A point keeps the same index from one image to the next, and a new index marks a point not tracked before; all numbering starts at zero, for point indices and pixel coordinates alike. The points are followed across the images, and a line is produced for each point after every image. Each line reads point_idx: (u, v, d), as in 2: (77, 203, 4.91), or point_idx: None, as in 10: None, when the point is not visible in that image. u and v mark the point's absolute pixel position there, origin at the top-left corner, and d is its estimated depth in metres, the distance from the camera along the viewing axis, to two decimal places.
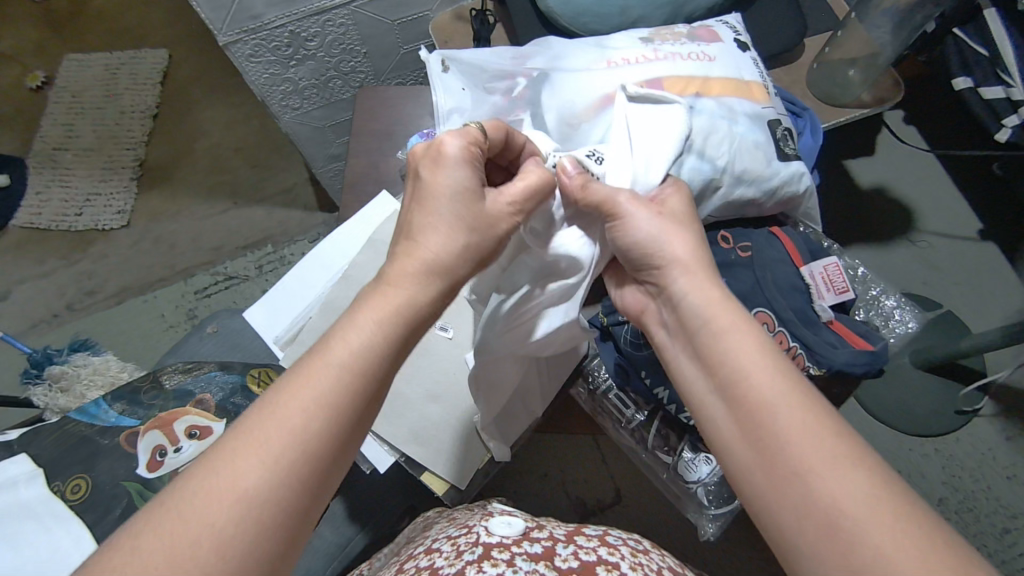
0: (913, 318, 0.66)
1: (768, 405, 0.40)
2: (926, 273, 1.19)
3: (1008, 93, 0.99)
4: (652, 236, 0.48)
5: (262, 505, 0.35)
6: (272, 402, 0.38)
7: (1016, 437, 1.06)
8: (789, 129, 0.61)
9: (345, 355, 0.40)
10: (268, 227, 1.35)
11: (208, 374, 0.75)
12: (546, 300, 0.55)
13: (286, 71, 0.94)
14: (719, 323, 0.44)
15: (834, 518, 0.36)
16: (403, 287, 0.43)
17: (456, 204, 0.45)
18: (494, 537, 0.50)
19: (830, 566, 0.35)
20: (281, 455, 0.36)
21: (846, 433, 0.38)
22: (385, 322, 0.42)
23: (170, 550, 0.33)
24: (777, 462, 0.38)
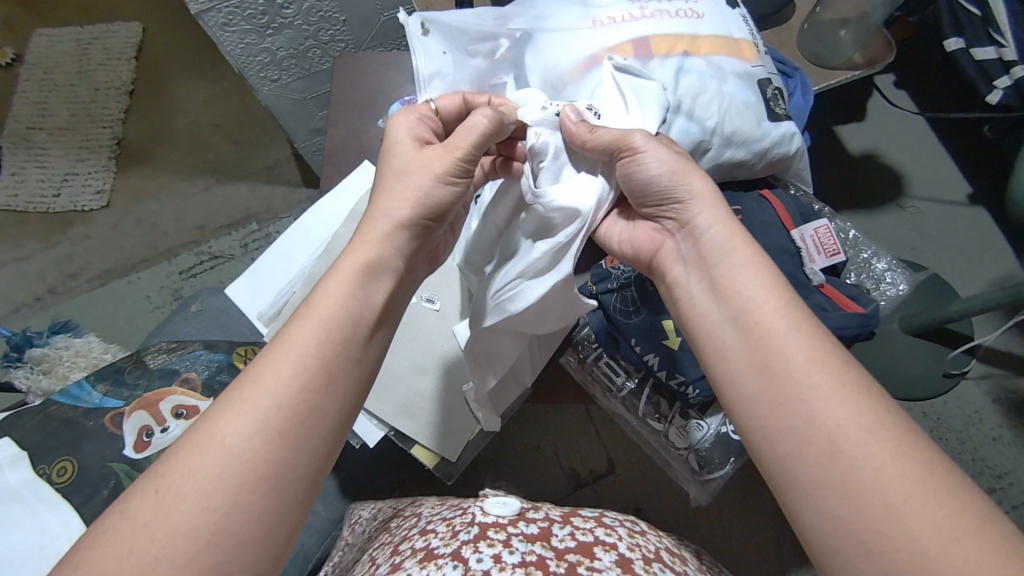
0: (903, 280, 0.67)
1: (779, 334, 0.40)
2: (916, 238, 1.19)
3: (1000, 53, 0.98)
4: (675, 169, 0.48)
5: (243, 458, 0.37)
6: (252, 371, 0.41)
7: (1001, 398, 1.07)
8: (779, 89, 0.60)
9: (319, 316, 0.43)
10: (251, 205, 1.32)
11: (193, 353, 0.75)
12: (536, 262, 0.52)
13: (262, 41, 0.91)
14: (738, 257, 0.44)
15: (836, 442, 0.35)
16: (372, 246, 0.48)
17: (397, 160, 0.52)
18: (489, 516, 0.50)
19: (828, 489, 0.35)
20: (262, 410, 0.38)
21: (852, 364, 0.38)
22: (351, 283, 0.46)
23: (158, 505, 0.35)
24: (783, 387, 0.38)
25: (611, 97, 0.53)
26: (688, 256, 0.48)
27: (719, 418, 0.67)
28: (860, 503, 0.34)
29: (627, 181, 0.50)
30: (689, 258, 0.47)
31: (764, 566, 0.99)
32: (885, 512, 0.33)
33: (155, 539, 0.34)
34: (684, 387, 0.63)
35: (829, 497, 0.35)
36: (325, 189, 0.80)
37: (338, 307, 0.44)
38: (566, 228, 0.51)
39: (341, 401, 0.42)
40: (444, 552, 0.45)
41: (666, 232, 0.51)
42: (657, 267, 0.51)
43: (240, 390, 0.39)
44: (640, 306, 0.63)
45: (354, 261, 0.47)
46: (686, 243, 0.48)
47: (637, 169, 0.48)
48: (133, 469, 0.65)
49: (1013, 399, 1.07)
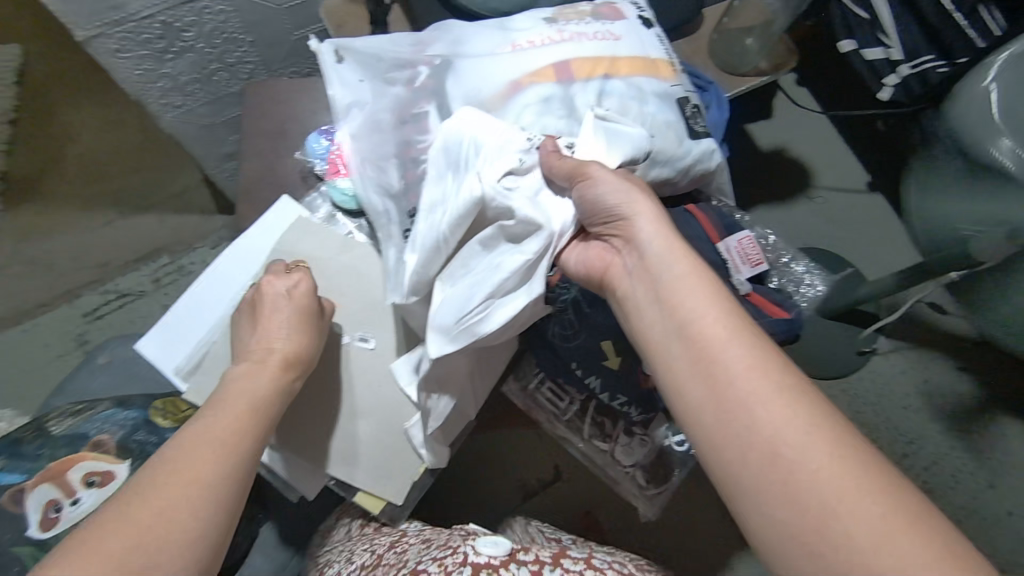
0: (820, 280, 0.70)
1: (722, 343, 0.39)
2: (824, 227, 1.26)
3: (887, 54, 1.05)
4: (618, 184, 0.46)
5: (223, 484, 0.45)
6: (208, 421, 0.49)
7: (909, 369, 1.15)
8: (697, 107, 0.61)
9: (246, 394, 0.53)
10: (161, 237, 1.25)
11: (105, 413, 0.68)
12: (504, 277, 0.50)
13: (162, 66, 0.85)
14: (683, 268, 0.43)
15: (776, 448, 0.36)
16: (274, 349, 0.59)
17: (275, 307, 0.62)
18: (482, 557, 0.49)
19: (773, 494, 0.35)
20: (229, 448, 0.47)
21: (791, 367, 0.39)
22: (273, 368, 0.58)
23: (159, 515, 0.40)
24: (727, 396, 0.38)
25: (591, 140, 0.51)
26: (635, 270, 0.45)
27: (663, 430, 0.69)
28: (801, 505, 0.34)
29: (576, 197, 0.48)
30: (633, 272, 0.45)
31: (706, 554, 1.03)
32: (824, 513, 0.34)
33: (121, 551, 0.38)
34: (625, 408, 0.66)
35: (772, 501, 0.35)
36: (242, 226, 0.75)
37: (261, 390, 0.55)
38: (535, 243, 0.49)
39: None
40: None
41: (614, 250, 0.48)
42: (606, 285, 0.48)
43: (188, 437, 0.47)
44: (579, 330, 0.62)
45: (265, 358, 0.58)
46: (631, 258, 0.46)
47: (584, 187, 0.47)
48: (40, 550, 0.59)
49: (918, 369, 1.15)
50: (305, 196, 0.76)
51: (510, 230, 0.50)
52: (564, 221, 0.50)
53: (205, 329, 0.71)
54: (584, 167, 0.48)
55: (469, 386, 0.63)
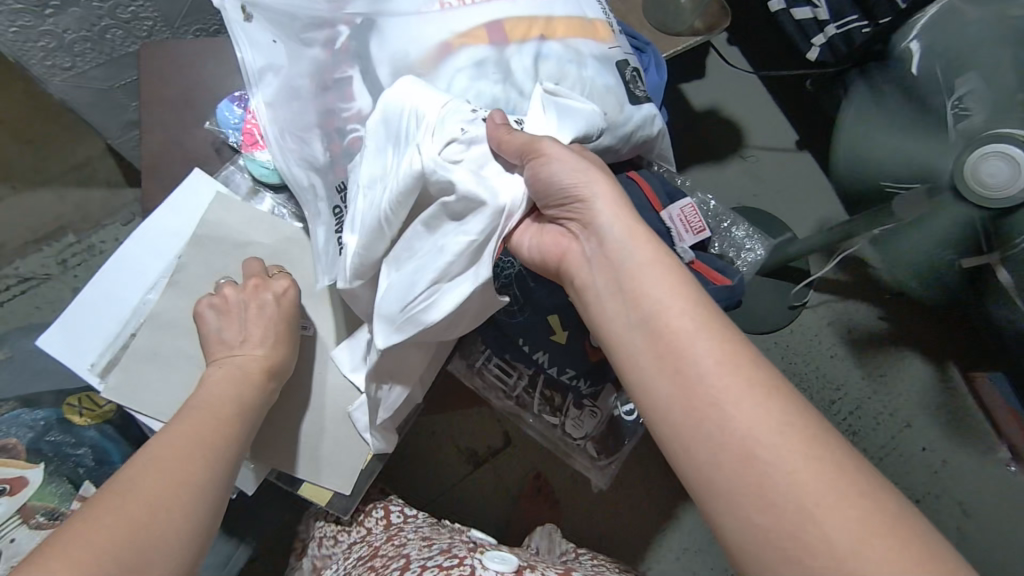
0: (761, 245, 0.70)
1: (688, 337, 0.39)
2: (754, 185, 1.29)
3: (815, 13, 1.07)
4: (576, 166, 0.45)
5: (208, 486, 0.46)
6: (185, 427, 0.50)
7: (836, 321, 1.20)
8: (637, 70, 0.59)
9: (219, 393, 0.55)
10: (63, 213, 1.13)
11: (9, 414, 0.62)
12: (448, 260, 0.48)
13: (42, 23, 0.76)
14: (645, 255, 0.42)
15: (749, 449, 0.35)
16: (254, 356, 0.60)
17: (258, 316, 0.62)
18: (490, 571, 0.50)
19: (746, 498, 0.35)
20: (212, 453, 0.48)
21: (762, 363, 0.38)
22: (252, 355, 0.60)
23: (149, 515, 0.41)
24: (696, 393, 0.38)
25: (540, 118, 0.48)
26: (595, 257, 0.44)
27: (613, 400, 0.68)
28: (777, 512, 0.34)
29: (528, 180, 0.46)
30: (594, 259, 0.44)
31: (654, 511, 1.05)
32: (799, 517, 0.34)
33: (122, 529, 0.40)
34: (574, 381, 0.64)
35: (747, 507, 0.35)
36: (149, 206, 0.69)
37: (239, 390, 0.57)
38: (479, 222, 0.46)
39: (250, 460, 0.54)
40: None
41: (571, 234, 0.47)
42: (565, 271, 0.47)
43: (174, 435, 0.48)
44: (523, 306, 0.60)
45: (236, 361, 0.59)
46: (591, 244, 0.45)
47: (539, 172, 0.45)
48: None
49: (846, 320, 1.20)
50: (221, 169, 0.70)
51: (452, 208, 0.47)
52: (513, 198, 0.47)
53: (119, 321, 0.65)
54: (535, 144, 0.45)
55: (421, 373, 0.63)
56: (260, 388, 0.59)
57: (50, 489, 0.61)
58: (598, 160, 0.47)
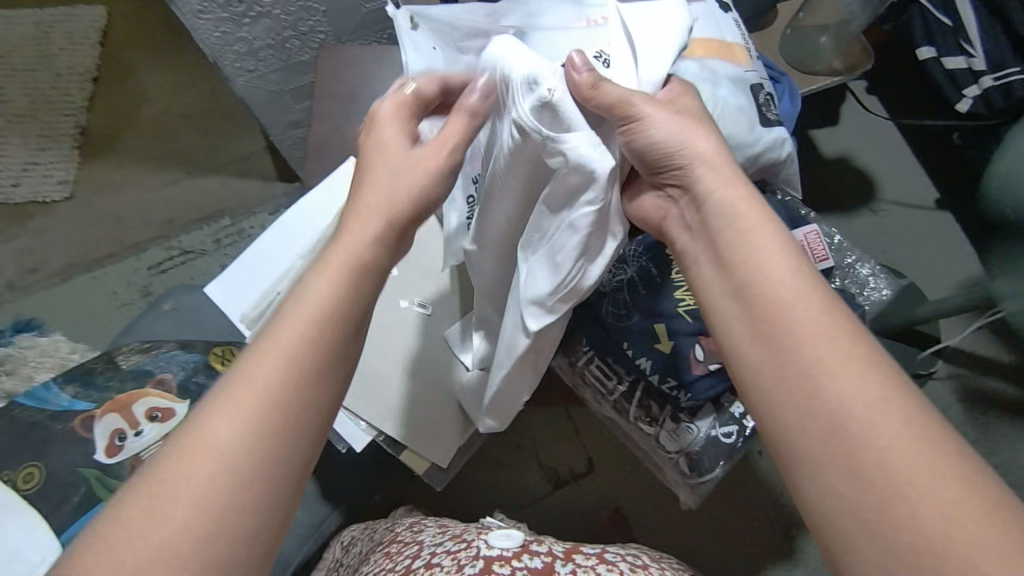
0: (887, 286, 0.68)
1: (787, 307, 0.41)
2: (882, 240, 1.22)
3: (969, 63, 1.01)
4: (673, 133, 0.48)
5: (238, 462, 0.36)
6: (247, 362, 0.40)
7: (967, 398, 1.11)
8: (771, 95, 0.61)
9: (306, 304, 0.42)
10: (223, 199, 1.29)
11: (168, 353, 0.71)
12: (582, 233, 0.49)
13: (240, 30, 0.91)
14: (746, 222, 0.45)
15: (841, 419, 0.38)
16: (353, 247, 0.45)
17: (387, 156, 0.49)
18: (494, 550, 0.47)
19: (835, 466, 0.37)
20: (258, 412, 0.38)
21: (864, 339, 0.40)
22: (341, 271, 0.44)
23: (149, 508, 0.35)
24: (787, 361, 0.40)
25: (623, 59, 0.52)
26: (691, 223, 0.50)
27: (709, 421, 0.67)
28: (865, 483, 0.36)
29: (624, 147, 0.50)
30: (693, 225, 0.49)
31: (739, 561, 1.02)
32: (889, 494, 0.35)
33: (152, 544, 0.34)
34: (676, 391, 0.65)
35: (835, 479, 0.37)
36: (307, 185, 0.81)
37: (327, 303, 0.42)
38: (599, 192, 0.46)
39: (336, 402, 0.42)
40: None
41: (670, 198, 0.52)
42: (665, 233, 0.53)
43: (238, 384, 0.38)
44: (631, 311, 0.66)
45: (347, 224, 0.47)
46: (688, 211, 0.50)
47: (636, 142, 0.48)
48: (106, 476, 0.63)
49: (976, 397, 1.11)
50: None
51: (570, 180, 0.47)
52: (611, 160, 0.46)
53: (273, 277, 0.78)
54: (625, 103, 0.47)
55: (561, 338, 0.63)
56: (362, 286, 0.44)
57: None
58: (699, 120, 0.49)
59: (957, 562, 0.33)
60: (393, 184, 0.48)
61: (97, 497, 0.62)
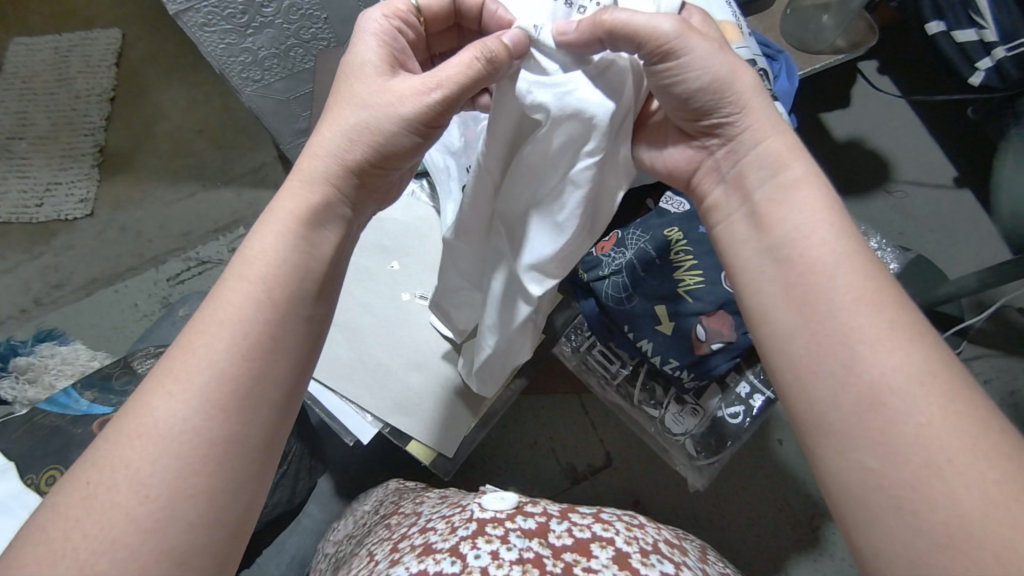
0: (894, 258, 0.75)
1: (827, 270, 0.41)
2: (903, 223, 1.19)
3: (981, 35, 0.98)
4: (718, 78, 0.46)
5: (180, 439, 0.37)
6: (187, 337, 0.40)
7: (995, 379, 1.08)
8: (763, 70, 0.63)
9: (248, 270, 0.43)
10: (237, 209, 1.31)
11: None
12: (581, 189, 0.48)
13: (243, 41, 0.91)
14: (790, 176, 0.45)
15: (878, 391, 0.37)
16: (289, 199, 0.46)
17: (354, 79, 0.48)
18: (488, 512, 0.51)
19: (869, 441, 0.36)
20: (200, 385, 0.38)
21: (905, 312, 0.39)
22: (289, 234, 0.45)
23: (87, 500, 0.35)
24: (825, 328, 0.40)
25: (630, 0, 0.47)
26: (728, 174, 0.49)
27: (716, 401, 0.70)
28: (900, 458, 0.35)
29: (661, 90, 0.47)
30: (730, 178, 0.48)
31: (766, 554, 1.00)
32: (925, 470, 0.34)
33: (91, 535, 0.34)
34: (677, 372, 0.67)
35: (863, 455, 0.37)
36: None
37: (274, 264, 0.43)
38: (597, 142, 0.46)
39: (286, 376, 0.42)
40: (442, 547, 0.47)
41: (705, 149, 0.50)
42: (697, 187, 0.52)
43: (177, 359, 0.39)
44: (631, 293, 0.67)
45: (302, 171, 0.47)
46: (727, 161, 0.49)
47: (685, 86, 0.46)
48: None
49: (1006, 378, 1.08)
50: None
51: (570, 137, 0.46)
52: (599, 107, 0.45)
53: None
54: (659, 35, 0.43)
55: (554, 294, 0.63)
56: (300, 247, 0.45)
57: None
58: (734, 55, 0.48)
59: (995, 541, 0.32)
60: (369, 129, 0.47)
61: None
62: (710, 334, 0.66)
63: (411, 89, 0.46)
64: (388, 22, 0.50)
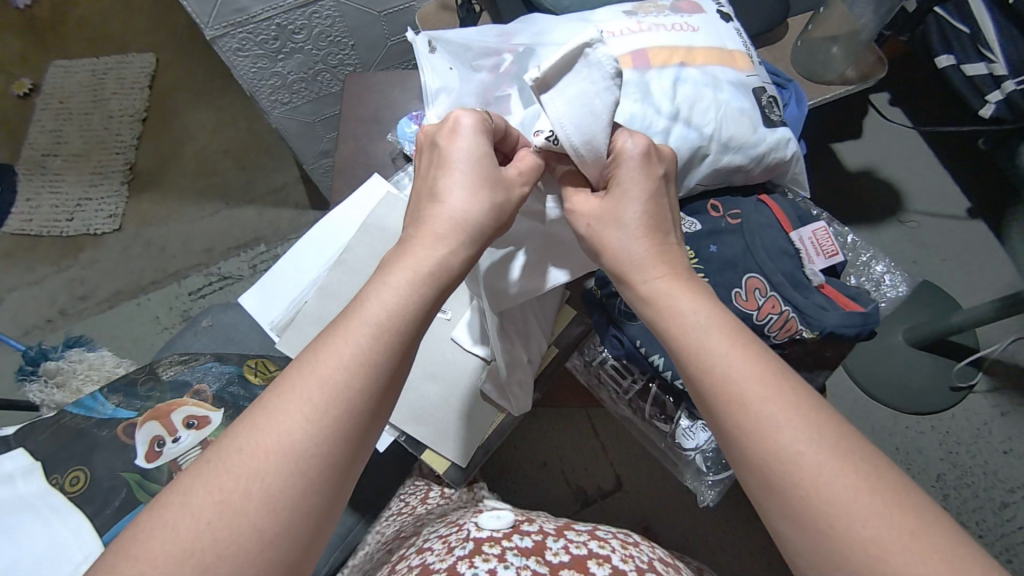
0: (903, 282, 0.76)
1: (701, 375, 0.40)
2: (915, 253, 1.19)
3: (990, 68, 0.99)
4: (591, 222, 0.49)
5: (307, 459, 0.35)
6: (314, 358, 0.38)
7: (1011, 412, 1.06)
8: (773, 97, 0.66)
9: (379, 312, 0.41)
10: (259, 227, 1.35)
11: (205, 365, 0.77)
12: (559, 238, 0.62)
13: (274, 66, 0.94)
14: (663, 290, 0.44)
15: (766, 470, 0.35)
16: (429, 249, 0.45)
17: (476, 166, 0.48)
18: (483, 531, 0.53)
19: (775, 512, 0.35)
20: (331, 411, 0.37)
21: (775, 394, 0.37)
22: (418, 282, 0.43)
23: (221, 506, 0.33)
24: (720, 422, 0.38)
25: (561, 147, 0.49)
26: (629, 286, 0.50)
27: None
28: (797, 522, 0.34)
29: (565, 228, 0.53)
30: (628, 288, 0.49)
31: None
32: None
33: (220, 539, 0.33)
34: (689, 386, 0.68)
35: (772, 514, 0.36)
36: (335, 201, 0.85)
37: (406, 302, 0.42)
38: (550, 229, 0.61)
39: (390, 407, 0.41)
40: (440, 568, 0.47)
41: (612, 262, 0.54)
42: None
43: (309, 378, 0.37)
44: None
45: (430, 232, 0.46)
46: None
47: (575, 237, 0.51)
48: (145, 480, 0.66)
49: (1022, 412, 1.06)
50: (391, 175, 0.84)
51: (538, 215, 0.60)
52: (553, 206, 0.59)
53: (301, 290, 0.80)
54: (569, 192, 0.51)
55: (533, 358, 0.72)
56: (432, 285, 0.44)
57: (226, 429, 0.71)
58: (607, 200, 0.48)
59: None
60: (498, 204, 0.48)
61: (136, 499, 0.64)
62: (773, 304, 0.62)
63: (515, 180, 0.49)
64: (481, 123, 0.49)
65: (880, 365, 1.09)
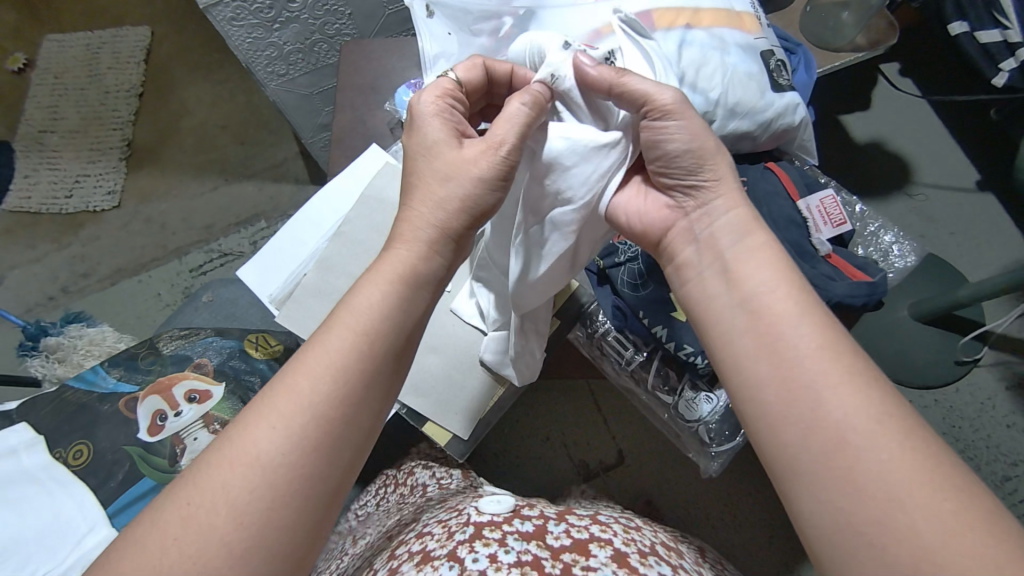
0: (911, 252, 0.75)
1: (790, 323, 0.41)
2: (924, 226, 1.17)
3: (1005, 35, 0.96)
4: (687, 144, 0.49)
5: (276, 469, 0.37)
6: (284, 375, 0.41)
7: (1016, 386, 1.06)
8: (782, 61, 0.64)
9: (347, 326, 0.43)
10: (258, 202, 1.34)
11: (205, 340, 0.76)
12: (559, 227, 0.54)
13: (269, 36, 0.92)
14: (751, 243, 0.47)
15: (844, 435, 0.37)
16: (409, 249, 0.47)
17: (434, 153, 0.50)
18: (484, 515, 0.52)
19: (836, 482, 0.36)
20: (299, 423, 0.38)
21: (860, 358, 0.40)
22: (389, 292, 0.45)
23: (186, 520, 0.35)
24: (793, 377, 0.40)
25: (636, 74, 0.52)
26: (699, 237, 0.50)
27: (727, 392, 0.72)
28: (865, 490, 0.35)
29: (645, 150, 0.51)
30: (701, 240, 0.49)
31: (780, 560, 0.98)
32: (888, 506, 0.34)
33: (187, 555, 0.34)
34: (691, 357, 0.68)
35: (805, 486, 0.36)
36: (333, 172, 0.83)
37: (378, 314, 0.44)
38: (576, 192, 0.52)
39: (370, 416, 0.42)
40: (441, 554, 0.47)
41: (678, 211, 0.52)
42: (667, 247, 0.53)
43: (277, 393, 0.39)
44: (647, 279, 0.69)
45: (406, 236, 0.48)
46: (700, 224, 0.50)
47: (663, 147, 0.49)
48: (148, 454, 0.66)
49: None
50: (390, 145, 0.83)
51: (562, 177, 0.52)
52: (602, 154, 0.51)
53: (298, 264, 0.79)
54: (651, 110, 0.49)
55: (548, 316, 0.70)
56: (402, 296, 0.45)
57: (227, 404, 0.71)
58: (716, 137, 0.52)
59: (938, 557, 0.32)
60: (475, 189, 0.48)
61: (139, 473, 0.64)
62: None
63: (481, 148, 0.49)
64: (439, 101, 0.52)
65: (885, 339, 1.08)
